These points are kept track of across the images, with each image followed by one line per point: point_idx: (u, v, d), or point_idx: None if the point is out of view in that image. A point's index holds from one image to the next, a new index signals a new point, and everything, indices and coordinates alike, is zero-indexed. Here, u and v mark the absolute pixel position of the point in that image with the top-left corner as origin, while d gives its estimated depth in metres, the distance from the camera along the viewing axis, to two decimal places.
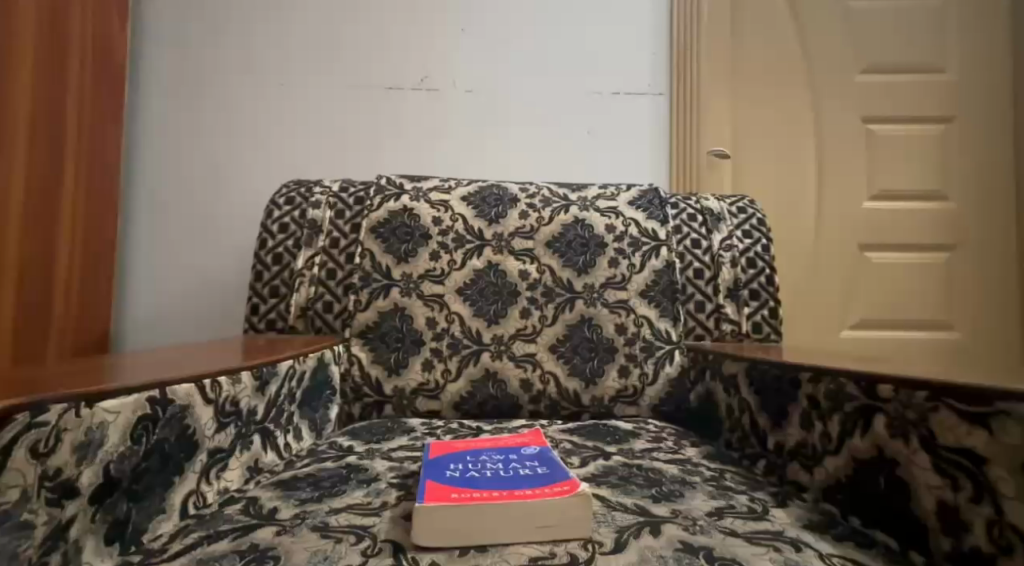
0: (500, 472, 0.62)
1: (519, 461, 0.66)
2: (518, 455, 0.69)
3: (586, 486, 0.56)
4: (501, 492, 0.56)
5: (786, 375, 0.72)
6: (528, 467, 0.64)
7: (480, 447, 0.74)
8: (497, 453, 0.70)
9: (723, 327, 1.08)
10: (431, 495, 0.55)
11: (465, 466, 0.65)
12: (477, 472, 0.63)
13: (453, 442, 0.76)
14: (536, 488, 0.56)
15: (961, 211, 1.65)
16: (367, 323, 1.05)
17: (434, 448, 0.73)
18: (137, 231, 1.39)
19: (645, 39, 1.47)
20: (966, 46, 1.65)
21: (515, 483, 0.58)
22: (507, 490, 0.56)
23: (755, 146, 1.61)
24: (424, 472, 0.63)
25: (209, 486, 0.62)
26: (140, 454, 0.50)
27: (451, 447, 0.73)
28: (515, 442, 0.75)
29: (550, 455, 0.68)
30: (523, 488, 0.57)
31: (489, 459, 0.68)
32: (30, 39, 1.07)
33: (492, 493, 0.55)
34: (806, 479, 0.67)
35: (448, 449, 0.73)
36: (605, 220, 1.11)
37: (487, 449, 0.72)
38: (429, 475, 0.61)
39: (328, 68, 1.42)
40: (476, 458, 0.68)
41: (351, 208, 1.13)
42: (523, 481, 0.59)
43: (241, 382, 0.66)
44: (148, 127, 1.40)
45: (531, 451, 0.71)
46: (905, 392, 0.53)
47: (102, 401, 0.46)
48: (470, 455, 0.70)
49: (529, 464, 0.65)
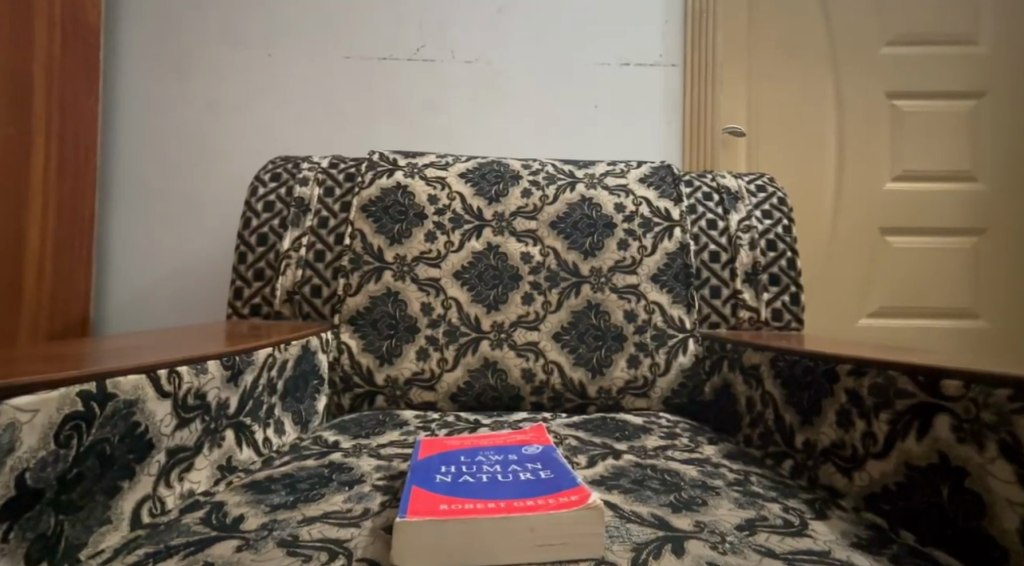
0: (498, 476, 0.55)
1: (520, 462, 0.59)
2: (519, 456, 0.61)
3: (598, 496, 0.48)
4: (498, 502, 0.48)
5: (820, 367, 0.64)
6: (529, 469, 0.56)
7: (477, 446, 0.66)
8: (495, 453, 0.63)
9: (740, 314, 0.99)
10: (416, 507, 0.47)
11: (459, 469, 0.57)
12: (472, 476, 0.55)
13: (447, 439, 0.68)
14: (538, 497, 0.49)
15: (990, 193, 1.56)
16: (357, 308, 0.97)
17: (426, 447, 0.66)
18: (118, 210, 1.32)
19: (657, 6, 1.37)
20: (999, 17, 1.55)
21: (514, 490, 0.51)
22: (504, 500, 0.49)
23: (771, 122, 1.52)
24: (411, 475, 0.55)
25: (168, 490, 0.55)
26: (70, 459, 0.43)
27: (443, 445, 0.66)
28: (516, 440, 0.68)
29: (555, 456, 0.60)
30: (523, 496, 0.49)
31: (486, 460, 0.60)
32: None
33: (487, 504, 0.48)
34: (843, 484, 0.60)
35: (441, 448, 0.65)
36: (614, 199, 1.03)
37: (484, 448, 0.65)
38: (416, 480, 0.54)
39: (318, 36, 1.33)
40: (471, 460, 0.61)
41: (341, 185, 1.04)
42: (523, 487, 0.52)
43: (207, 372, 0.58)
44: (128, 100, 1.32)
45: (533, 450, 0.63)
46: (980, 388, 0.46)
47: (13, 399, 0.39)
48: (466, 455, 0.62)
49: (531, 466, 0.58)
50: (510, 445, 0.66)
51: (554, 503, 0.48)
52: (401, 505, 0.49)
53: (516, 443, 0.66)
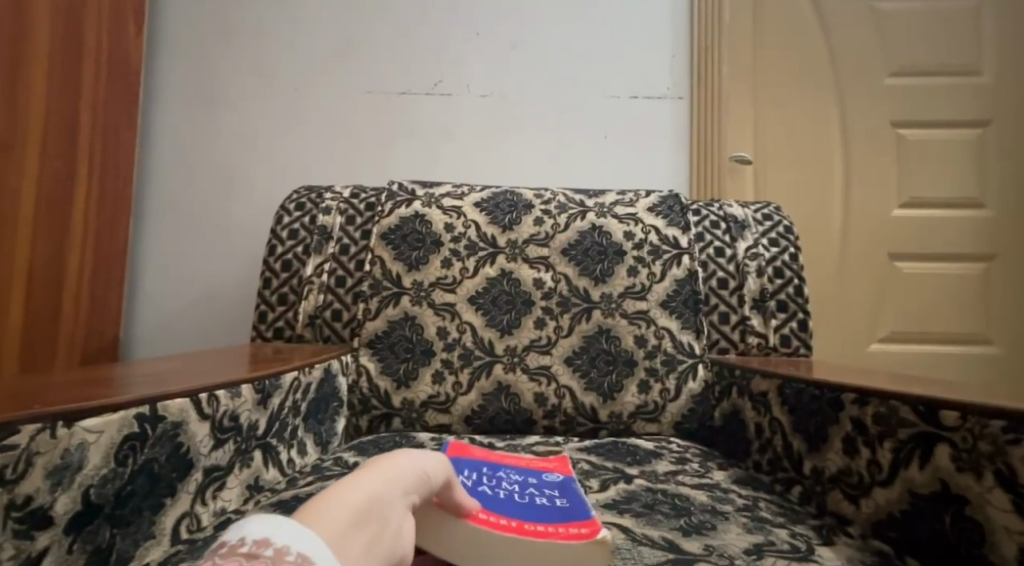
0: (515, 495, 0.58)
1: (539, 488, 0.62)
2: (539, 481, 0.64)
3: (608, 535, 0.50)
4: (510, 521, 0.51)
5: (826, 396, 0.67)
6: (546, 496, 0.59)
7: (501, 462, 0.69)
8: (517, 473, 0.65)
9: (748, 340, 1.02)
10: None
11: (479, 477, 0.61)
12: (490, 488, 0.58)
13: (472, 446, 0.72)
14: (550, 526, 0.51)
15: (998, 220, 1.58)
16: (376, 331, 1.01)
17: (453, 446, 0.70)
18: (149, 237, 1.37)
19: (665, 41, 1.42)
20: (1004, 49, 1.59)
21: (527, 513, 0.53)
22: (516, 521, 0.51)
23: (777, 151, 1.55)
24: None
25: (203, 507, 0.58)
26: (126, 476, 0.46)
27: (467, 451, 0.70)
28: (542, 466, 0.71)
29: (574, 487, 0.63)
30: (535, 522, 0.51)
31: (509, 479, 0.63)
32: (44, 38, 1.04)
33: (499, 521, 0.50)
34: (850, 511, 0.63)
35: (467, 452, 0.69)
36: (624, 227, 1.06)
37: (507, 465, 0.68)
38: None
39: (342, 71, 1.39)
40: (493, 473, 0.63)
41: (362, 213, 1.08)
42: (536, 512, 0.54)
43: (241, 396, 0.62)
44: (159, 132, 1.38)
45: (555, 479, 0.66)
46: (976, 419, 0.48)
47: (83, 420, 0.42)
48: (488, 467, 0.65)
49: (550, 494, 0.60)
50: (532, 469, 0.69)
51: (563, 532, 0.50)
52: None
53: (538, 468, 0.69)
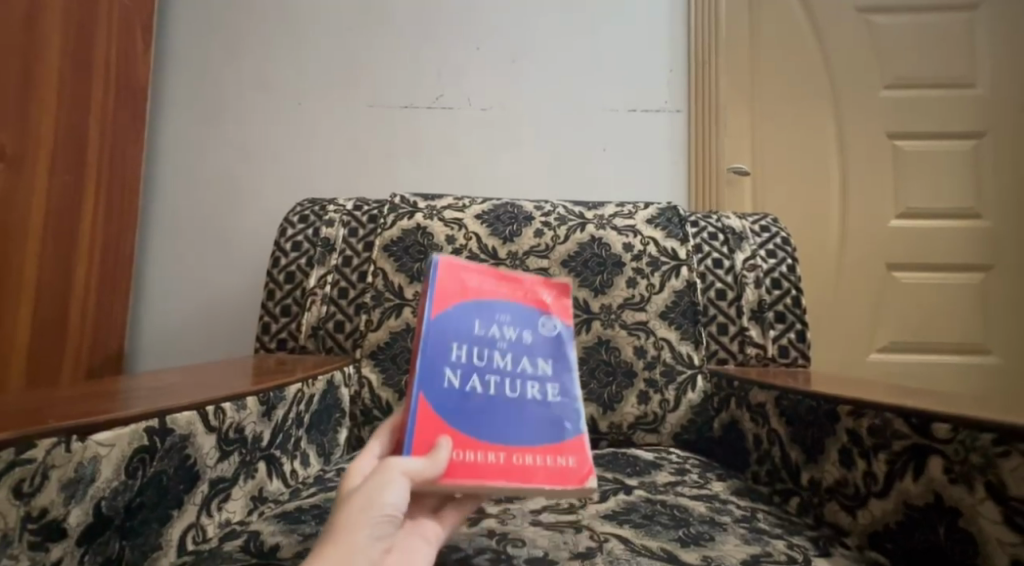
0: (505, 386, 0.52)
1: (530, 358, 0.55)
2: (534, 332, 0.56)
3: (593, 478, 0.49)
4: (499, 456, 0.48)
5: (822, 408, 0.67)
6: (538, 380, 0.54)
7: (493, 286, 0.57)
8: (513, 319, 0.56)
9: (747, 351, 1.03)
10: (422, 438, 0.48)
11: (469, 351, 0.53)
12: (481, 380, 0.52)
13: (464, 257, 0.57)
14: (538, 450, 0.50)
15: (995, 231, 1.59)
16: (377, 342, 1.01)
17: (439, 275, 0.55)
18: (154, 248, 1.38)
19: (663, 56, 1.44)
20: (997, 61, 1.60)
21: (518, 432, 0.50)
22: (503, 451, 0.49)
23: (776, 163, 1.57)
24: (420, 362, 0.51)
25: (209, 519, 0.59)
26: (135, 489, 0.47)
27: (463, 276, 0.56)
28: (542, 297, 0.58)
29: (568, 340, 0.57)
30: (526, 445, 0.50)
31: (500, 340, 0.54)
32: (55, 57, 1.06)
33: (486, 457, 0.48)
34: (847, 522, 0.63)
35: (458, 286, 0.55)
36: (623, 239, 1.08)
37: (503, 300, 0.56)
38: (420, 387, 0.50)
39: (345, 87, 1.41)
40: (486, 324, 0.54)
41: (364, 225, 1.10)
42: (529, 419, 0.51)
43: (246, 408, 0.63)
44: (166, 146, 1.40)
45: (551, 331, 0.57)
46: (967, 433, 0.49)
47: (96, 434, 0.43)
48: (481, 315, 0.54)
49: (543, 368, 0.55)
50: (534, 300, 0.57)
51: (553, 468, 0.49)
52: (404, 430, 0.48)
53: (541, 296, 0.58)
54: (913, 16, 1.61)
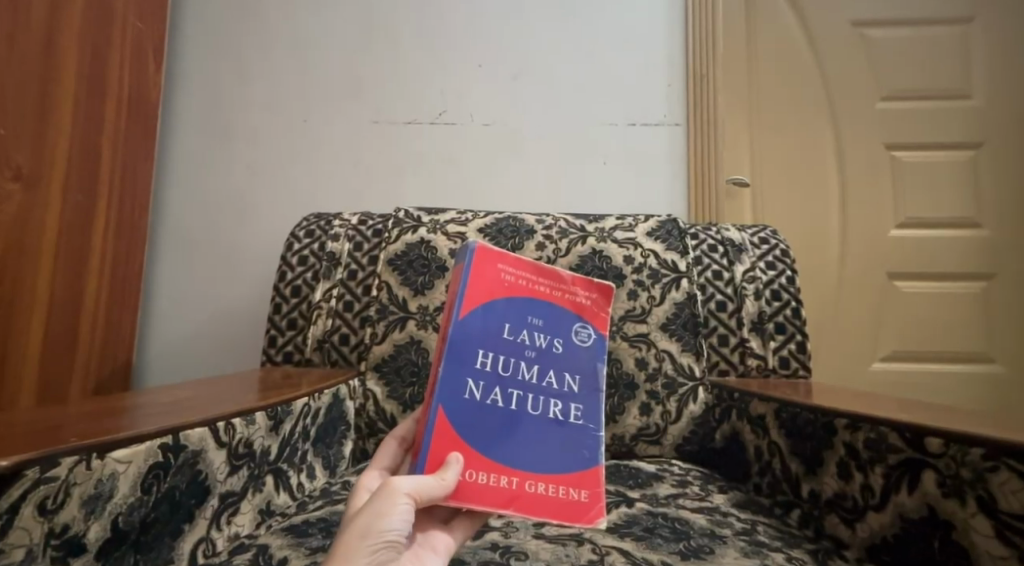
0: (527, 401, 0.54)
1: (556, 372, 0.56)
2: (563, 349, 0.57)
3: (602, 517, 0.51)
4: (510, 481, 0.50)
5: (820, 420, 0.69)
6: (561, 398, 0.55)
7: (527, 296, 0.57)
8: (542, 332, 0.56)
9: (748, 362, 1.04)
10: (435, 453, 0.49)
11: (497, 360, 0.54)
12: (504, 393, 0.53)
13: (504, 259, 0.57)
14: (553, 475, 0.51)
15: (994, 241, 1.60)
16: (381, 355, 1.03)
17: (477, 277, 0.55)
18: (162, 263, 1.41)
19: (661, 70, 1.46)
20: (994, 72, 1.62)
21: (534, 456, 0.52)
22: (516, 476, 0.50)
23: (775, 175, 1.59)
24: (445, 367, 0.52)
25: (218, 532, 0.60)
26: (150, 504, 0.49)
27: (498, 282, 0.56)
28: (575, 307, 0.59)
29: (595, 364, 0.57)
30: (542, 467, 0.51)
31: (528, 349, 0.55)
32: (71, 78, 1.09)
33: (499, 481, 0.49)
34: (847, 535, 0.64)
35: (491, 290, 0.56)
36: (624, 252, 1.09)
37: (536, 313, 0.57)
38: (443, 397, 0.51)
39: (350, 103, 1.44)
40: (515, 337, 0.55)
41: (369, 240, 1.11)
42: (548, 439, 0.53)
43: (255, 423, 0.64)
44: (175, 163, 1.43)
45: (582, 342, 0.58)
46: (958, 447, 0.50)
47: (114, 451, 0.44)
48: (512, 325, 0.55)
49: (567, 385, 0.56)
50: (566, 314, 0.58)
51: (562, 499, 0.51)
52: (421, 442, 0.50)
53: (573, 312, 0.58)
54: (909, 29, 1.63)
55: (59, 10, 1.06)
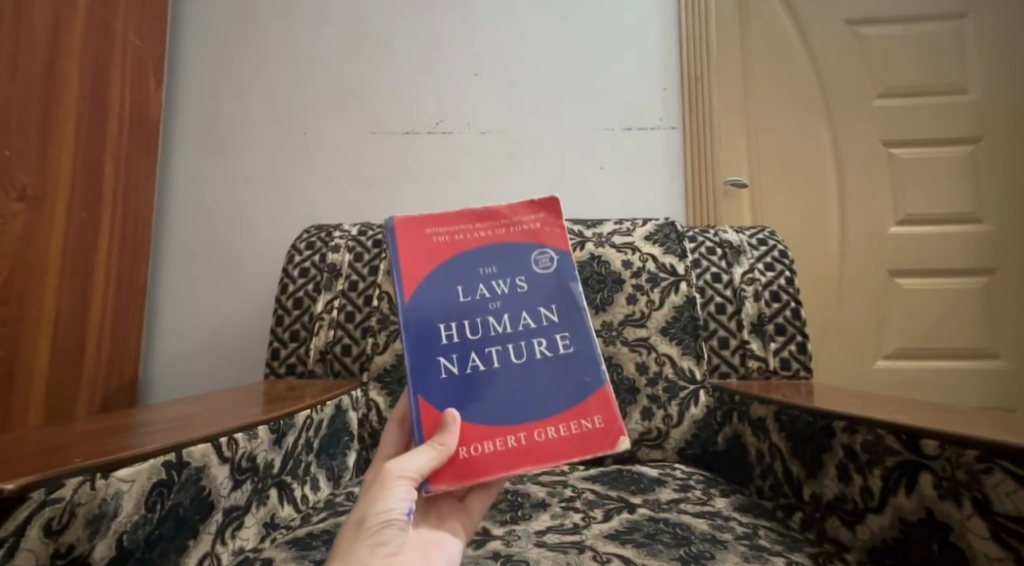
0: (510, 351, 0.60)
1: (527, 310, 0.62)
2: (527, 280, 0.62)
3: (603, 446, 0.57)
4: (519, 438, 0.56)
5: (818, 422, 0.69)
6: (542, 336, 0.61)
7: (472, 260, 0.63)
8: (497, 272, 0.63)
9: (748, 363, 1.03)
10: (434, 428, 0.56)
11: (462, 327, 0.60)
12: (480, 352, 0.60)
13: (435, 237, 0.64)
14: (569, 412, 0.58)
15: (995, 236, 1.60)
16: (384, 366, 1.03)
17: (411, 265, 0.62)
18: (166, 278, 1.42)
19: (656, 75, 1.46)
20: (990, 68, 1.62)
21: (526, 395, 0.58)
22: (525, 430, 0.57)
23: (772, 176, 1.59)
24: (419, 354, 0.59)
25: (223, 547, 0.61)
26: (155, 521, 0.50)
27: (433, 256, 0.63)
28: (522, 237, 0.64)
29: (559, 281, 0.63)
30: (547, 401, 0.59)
31: (489, 298, 0.62)
32: (74, 99, 1.10)
33: (507, 442, 0.56)
34: (848, 538, 0.65)
35: (433, 262, 0.63)
36: (622, 256, 1.10)
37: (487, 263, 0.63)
38: (425, 385, 0.58)
39: (346, 115, 1.45)
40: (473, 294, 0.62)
41: (369, 250, 1.12)
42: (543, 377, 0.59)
43: (258, 437, 0.64)
44: (177, 179, 1.45)
45: (542, 267, 0.63)
46: (953, 449, 0.51)
47: (117, 471, 0.45)
48: (460, 282, 0.62)
49: (542, 319, 0.61)
50: (511, 250, 0.64)
51: (576, 433, 0.57)
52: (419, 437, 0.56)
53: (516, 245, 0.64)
54: (902, 28, 1.64)
55: (61, 31, 1.08)
